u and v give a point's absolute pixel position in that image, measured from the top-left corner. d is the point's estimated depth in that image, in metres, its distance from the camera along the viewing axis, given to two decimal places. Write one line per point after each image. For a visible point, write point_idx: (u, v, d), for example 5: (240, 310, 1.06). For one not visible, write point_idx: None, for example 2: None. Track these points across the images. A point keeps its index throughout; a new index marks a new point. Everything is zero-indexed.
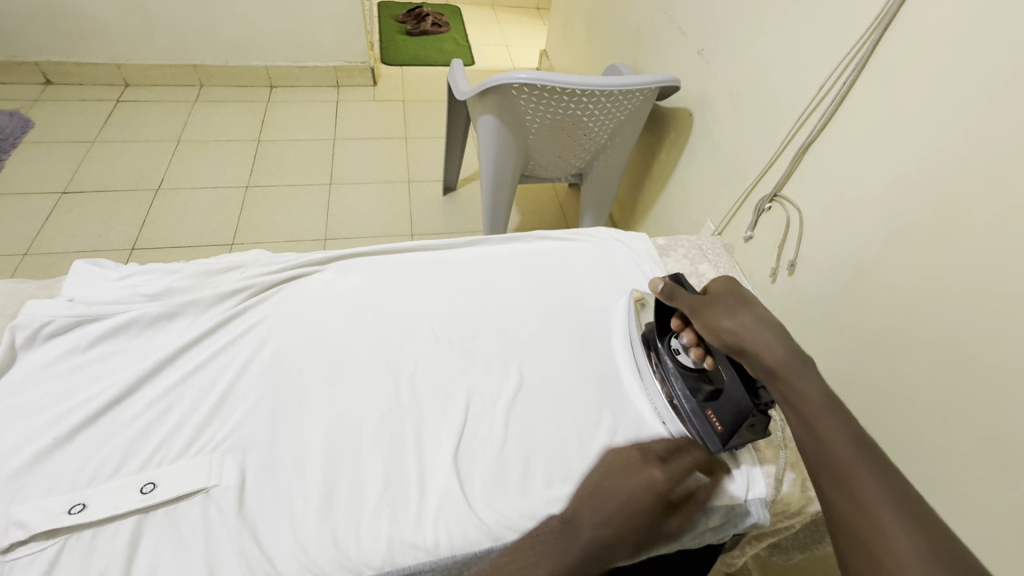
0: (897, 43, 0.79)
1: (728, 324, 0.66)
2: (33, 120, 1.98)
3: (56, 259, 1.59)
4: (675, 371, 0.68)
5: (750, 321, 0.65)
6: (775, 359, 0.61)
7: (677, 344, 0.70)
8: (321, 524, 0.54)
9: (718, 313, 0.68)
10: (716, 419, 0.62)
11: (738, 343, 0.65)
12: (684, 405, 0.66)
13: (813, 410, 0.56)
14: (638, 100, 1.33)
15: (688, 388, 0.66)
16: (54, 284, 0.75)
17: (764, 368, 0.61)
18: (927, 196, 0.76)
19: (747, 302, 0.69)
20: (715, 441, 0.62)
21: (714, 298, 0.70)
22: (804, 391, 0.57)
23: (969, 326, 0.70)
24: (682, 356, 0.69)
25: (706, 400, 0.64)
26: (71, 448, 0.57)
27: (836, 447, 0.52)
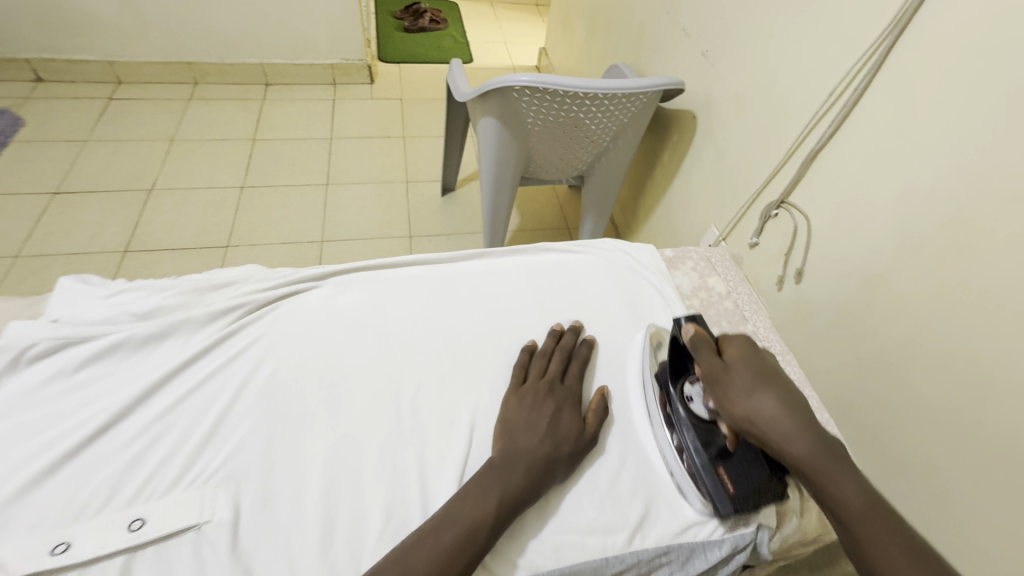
0: (912, 49, 0.76)
1: (738, 397, 0.59)
2: (24, 118, 1.94)
3: (47, 261, 1.55)
4: (690, 422, 0.63)
5: (764, 394, 0.58)
6: (786, 436, 0.55)
7: (692, 391, 0.65)
8: (320, 562, 0.51)
9: (732, 387, 0.60)
10: (728, 480, 0.59)
11: (750, 422, 0.58)
12: (693, 460, 0.61)
13: (855, 518, 0.49)
14: (641, 103, 1.30)
15: (701, 443, 0.62)
16: (39, 301, 0.72)
17: (771, 442, 0.56)
18: (941, 208, 0.73)
19: (771, 372, 0.61)
20: (725, 502, 0.59)
21: (731, 367, 0.62)
22: (840, 495, 0.51)
23: (984, 345, 0.68)
24: (696, 404, 0.64)
25: (718, 457, 0.61)
26: (54, 482, 0.54)
27: (851, 511, 0.50)
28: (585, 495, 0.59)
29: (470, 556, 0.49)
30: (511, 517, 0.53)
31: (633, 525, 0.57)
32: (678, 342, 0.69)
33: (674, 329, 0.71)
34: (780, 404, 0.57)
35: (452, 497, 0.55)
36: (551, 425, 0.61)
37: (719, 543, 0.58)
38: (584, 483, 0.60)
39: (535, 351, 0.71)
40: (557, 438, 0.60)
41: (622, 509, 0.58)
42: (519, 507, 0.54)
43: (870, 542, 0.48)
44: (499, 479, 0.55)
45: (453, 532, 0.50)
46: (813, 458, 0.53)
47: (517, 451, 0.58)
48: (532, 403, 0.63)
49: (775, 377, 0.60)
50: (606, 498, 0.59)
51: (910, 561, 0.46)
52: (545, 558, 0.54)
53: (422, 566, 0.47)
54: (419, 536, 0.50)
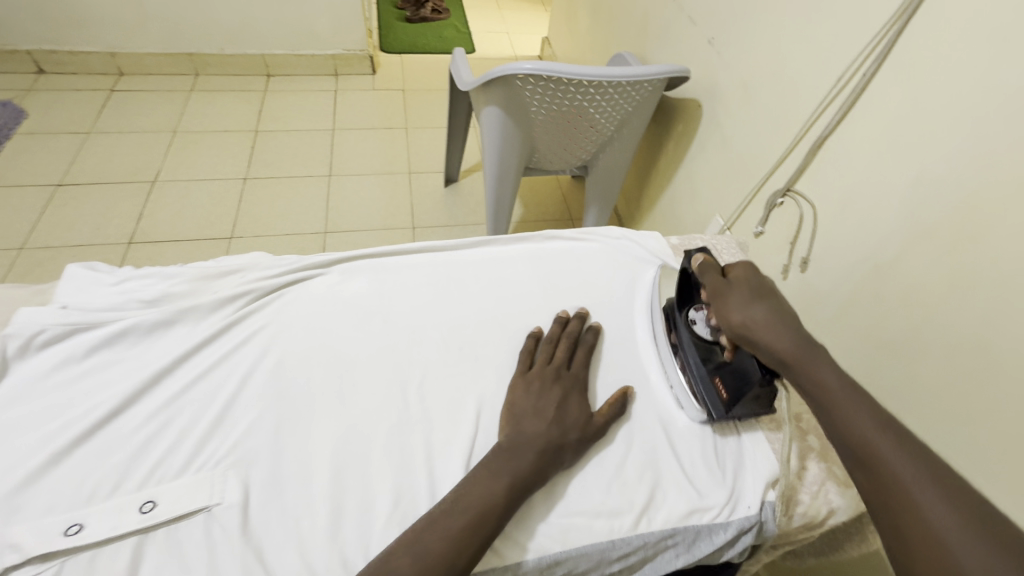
0: (922, 33, 0.75)
1: (735, 308, 0.60)
2: (26, 110, 1.94)
3: (53, 253, 1.56)
4: (688, 340, 0.69)
5: (763, 306, 0.59)
6: (781, 342, 0.56)
7: (696, 315, 0.70)
8: (330, 543, 0.51)
9: (732, 300, 0.61)
10: (722, 386, 0.64)
11: (748, 332, 0.58)
12: (692, 373, 0.68)
13: (835, 402, 0.50)
14: (646, 91, 1.29)
15: (699, 357, 0.67)
16: (46, 289, 0.73)
17: (770, 354, 0.56)
18: (951, 194, 0.73)
19: (772, 291, 0.62)
20: (717, 407, 0.64)
21: (733, 285, 0.63)
22: (821, 380, 0.52)
23: (992, 330, 0.67)
24: (699, 326, 0.69)
25: (716, 369, 0.66)
26: (67, 465, 0.54)
27: (865, 435, 0.47)
28: (592, 480, 0.60)
29: (481, 539, 0.49)
30: (521, 501, 0.54)
31: (640, 510, 0.58)
32: (687, 273, 0.71)
33: (685, 262, 0.73)
34: (778, 315, 0.58)
35: (461, 482, 0.55)
36: (558, 412, 0.61)
37: (725, 526, 0.59)
38: (591, 468, 0.60)
39: (541, 338, 0.71)
40: (564, 425, 0.60)
41: (629, 493, 0.59)
42: (528, 491, 0.54)
43: (884, 462, 0.45)
44: (510, 465, 0.55)
45: (464, 517, 0.50)
46: (828, 379, 0.52)
47: (523, 437, 0.58)
48: (539, 388, 0.63)
49: (776, 295, 0.61)
50: (613, 484, 0.59)
51: (930, 486, 0.43)
52: (553, 540, 0.55)
53: (435, 550, 0.48)
54: (431, 519, 0.50)
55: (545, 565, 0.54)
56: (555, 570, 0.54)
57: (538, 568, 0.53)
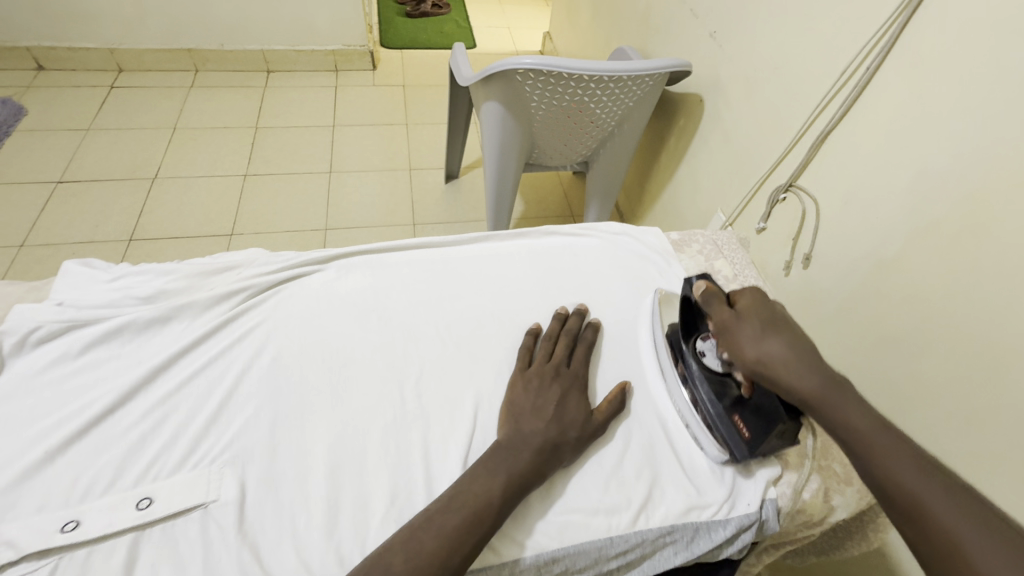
0: (926, 26, 0.74)
1: (748, 342, 0.58)
2: (26, 107, 1.93)
3: (54, 250, 1.56)
4: (700, 375, 0.63)
5: (777, 340, 0.57)
6: (801, 379, 0.54)
7: (704, 346, 0.65)
8: (326, 541, 0.51)
9: (743, 334, 0.59)
10: (744, 425, 0.59)
11: (765, 370, 0.56)
12: (707, 411, 0.62)
13: (865, 442, 0.49)
14: (647, 86, 1.27)
15: (713, 394, 0.62)
16: (43, 286, 0.72)
17: (791, 392, 0.54)
18: (956, 189, 0.72)
19: (783, 320, 0.59)
20: (741, 449, 0.59)
21: (742, 316, 0.60)
22: (847, 419, 0.50)
23: (996, 328, 0.67)
24: (709, 358, 0.64)
25: (734, 406, 0.60)
26: (62, 462, 0.54)
27: (903, 481, 0.46)
28: (590, 477, 0.59)
29: (477, 536, 0.49)
30: (518, 498, 0.53)
31: (638, 508, 0.57)
32: (689, 300, 0.68)
33: (685, 288, 0.70)
34: (795, 348, 0.56)
35: (459, 479, 0.55)
36: (556, 409, 0.61)
37: (724, 523, 0.58)
38: (589, 465, 0.60)
39: (540, 335, 0.70)
40: (563, 423, 0.59)
41: (626, 491, 0.58)
42: (524, 489, 0.54)
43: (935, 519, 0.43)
44: (506, 462, 0.54)
45: (460, 513, 0.50)
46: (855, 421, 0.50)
47: (521, 433, 0.58)
48: (538, 383, 0.63)
49: (788, 324, 0.59)
50: (611, 481, 0.59)
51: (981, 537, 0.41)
52: (550, 538, 0.54)
53: (430, 547, 0.47)
54: (428, 516, 0.50)
55: (542, 562, 0.53)
56: (552, 567, 0.54)
57: (536, 566, 0.53)
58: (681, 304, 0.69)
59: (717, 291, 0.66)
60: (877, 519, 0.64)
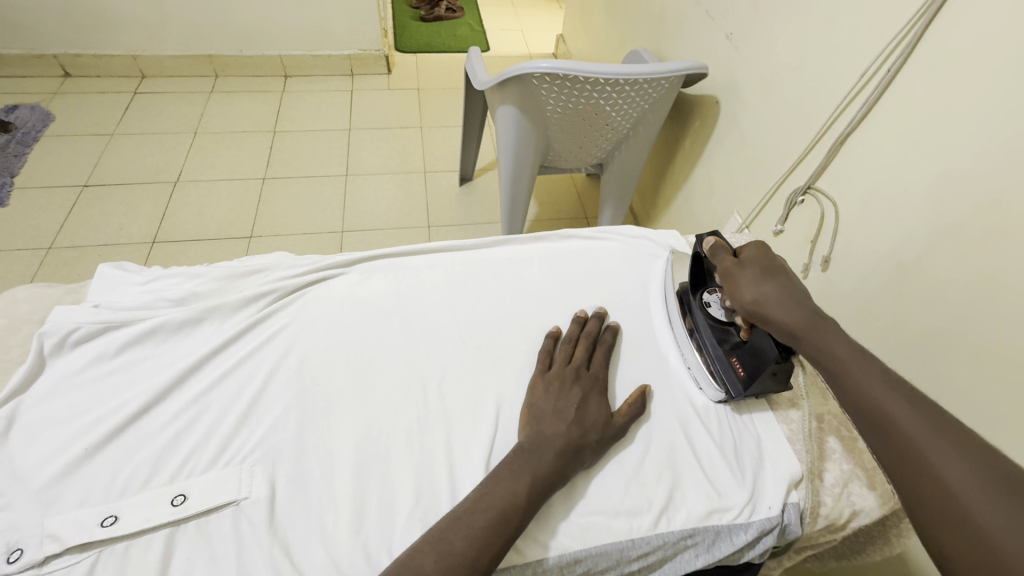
0: (948, 28, 0.74)
1: (747, 285, 0.62)
2: (53, 113, 1.99)
3: (80, 253, 1.60)
4: (703, 321, 0.70)
5: (774, 284, 0.60)
6: (791, 317, 0.57)
7: (711, 297, 0.71)
8: (353, 539, 0.53)
9: (743, 279, 0.63)
10: (739, 365, 0.65)
11: (760, 310, 0.60)
12: (709, 353, 0.69)
13: (845, 367, 0.52)
14: (663, 88, 1.28)
15: (716, 338, 0.68)
16: (78, 288, 0.75)
17: (781, 329, 0.59)
18: (979, 192, 0.71)
19: (784, 269, 0.62)
20: (735, 387, 0.65)
21: (743, 263, 0.64)
22: (830, 349, 0.54)
23: (1020, 331, 0.66)
24: (714, 309, 0.70)
25: (733, 348, 0.66)
26: (101, 459, 0.56)
27: (873, 396, 0.50)
28: (611, 479, 0.60)
29: (503, 538, 0.50)
30: (542, 500, 0.54)
31: (660, 510, 0.58)
32: (700, 255, 0.74)
33: (696, 246, 0.74)
34: (789, 290, 0.59)
35: (483, 481, 0.55)
36: (577, 411, 0.61)
37: (745, 527, 0.58)
38: (610, 467, 0.61)
39: (559, 338, 0.71)
40: (584, 425, 0.60)
41: (647, 493, 0.59)
42: (548, 491, 0.55)
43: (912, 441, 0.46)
44: (530, 464, 0.55)
45: (486, 515, 0.51)
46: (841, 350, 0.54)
47: (543, 436, 0.58)
48: (558, 392, 0.63)
49: (789, 274, 0.62)
50: (632, 484, 0.59)
51: (956, 456, 0.44)
52: (573, 539, 0.55)
53: (458, 547, 0.48)
54: (454, 517, 0.51)
55: (565, 563, 0.54)
56: (575, 568, 0.54)
57: (559, 566, 0.54)
58: (693, 261, 0.75)
59: (726, 244, 0.70)
60: (899, 524, 0.64)
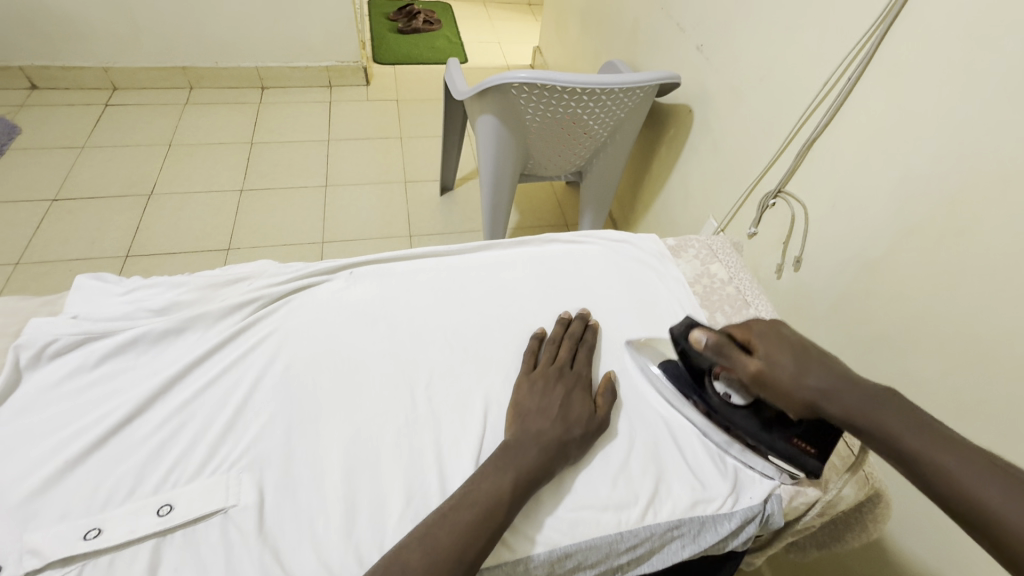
0: (905, 38, 0.78)
1: (788, 379, 0.56)
2: (20, 126, 1.94)
3: (50, 268, 1.56)
4: (732, 414, 0.62)
5: (813, 370, 0.55)
6: (844, 407, 0.52)
7: (722, 387, 0.63)
8: (344, 542, 0.52)
9: (778, 374, 0.57)
10: (806, 444, 0.58)
11: (813, 404, 0.55)
12: (762, 443, 0.61)
13: (916, 457, 0.47)
14: (638, 97, 1.31)
15: (760, 426, 0.60)
16: (55, 299, 0.74)
17: (840, 420, 0.53)
18: (937, 191, 0.76)
19: (807, 348, 0.58)
20: (812, 465, 0.59)
21: (766, 359, 0.58)
22: (897, 439, 0.49)
23: (982, 322, 0.70)
24: (733, 398, 0.62)
25: (786, 429, 0.59)
26: (82, 471, 0.55)
27: (957, 486, 0.44)
28: (597, 474, 0.61)
29: (489, 532, 0.51)
30: (529, 493, 0.55)
31: (646, 503, 0.59)
32: (688, 351, 0.65)
33: (679, 341, 0.66)
34: (833, 375, 0.54)
35: (471, 477, 0.56)
36: (561, 408, 0.62)
37: (729, 517, 0.60)
38: (597, 462, 0.62)
39: (544, 339, 0.72)
40: (567, 421, 0.61)
41: (633, 487, 0.60)
42: (536, 485, 0.56)
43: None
44: (516, 460, 0.56)
45: (472, 510, 0.51)
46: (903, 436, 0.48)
47: (529, 432, 0.59)
48: (544, 390, 0.65)
49: (817, 352, 0.57)
50: (617, 479, 0.61)
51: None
52: (561, 533, 0.56)
53: (445, 542, 0.49)
54: (441, 514, 0.51)
55: (555, 557, 0.55)
56: (565, 563, 0.55)
57: (549, 561, 0.54)
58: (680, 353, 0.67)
59: (721, 335, 0.63)
60: (875, 509, 0.66)
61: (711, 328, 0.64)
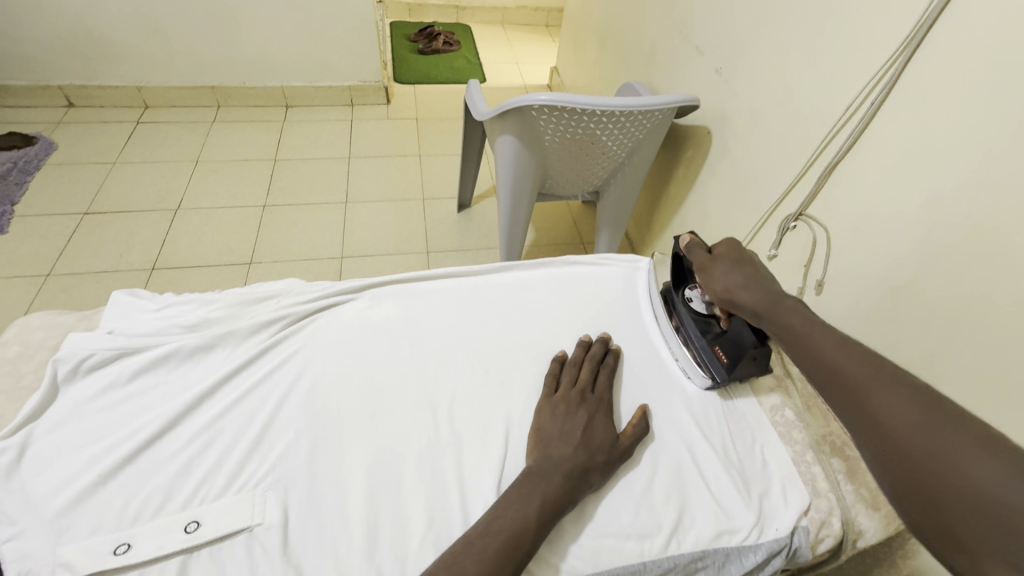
0: (927, 64, 0.79)
1: (719, 276, 0.71)
2: (56, 142, 2.02)
3: (78, 279, 1.60)
4: (686, 315, 0.77)
5: (741, 273, 0.69)
6: (754, 301, 0.66)
7: (691, 293, 0.80)
8: (367, 564, 0.53)
9: (715, 271, 0.72)
10: (722, 352, 0.72)
11: (731, 297, 0.69)
12: (694, 344, 0.75)
13: (796, 335, 0.60)
14: (656, 119, 1.32)
15: (699, 330, 0.75)
16: (92, 314, 0.76)
17: (750, 310, 0.67)
18: (964, 217, 0.75)
19: (751, 258, 0.71)
20: (720, 372, 0.71)
21: (715, 258, 0.73)
22: (786, 323, 0.62)
23: (1013, 351, 0.68)
24: (695, 302, 0.78)
25: (716, 338, 0.73)
26: (114, 485, 0.56)
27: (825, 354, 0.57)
28: (621, 501, 0.60)
29: (515, 562, 0.50)
30: (553, 520, 0.55)
31: (669, 532, 0.58)
32: (678, 254, 0.83)
33: (675, 244, 0.84)
34: (754, 279, 0.68)
35: (494, 503, 0.56)
36: (584, 433, 0.62)
37: (754, 549, 0.59)
38: (619, 489, 0.61)
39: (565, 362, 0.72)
40: (590, 447, 0.61)
41: (657, 515, 0.60)
42: (561, 511, 0.56)
43: (860, 389, 0.52)
44: (539, 486, 0.56)
45: (498, 538, 0.51)
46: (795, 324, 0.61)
47: (553, 455, 0.60)
48: (570, 412, 0.65)
49: (755, 262, 0.70)
50: (637, 507, 0.60)
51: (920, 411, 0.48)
52: (584, 562, 0.55)
53: (470, 570, 0.49)
54: (467, 542, 0.51)
55: None
56: None
57: None
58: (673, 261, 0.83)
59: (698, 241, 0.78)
60: (907, 545, 0.64)
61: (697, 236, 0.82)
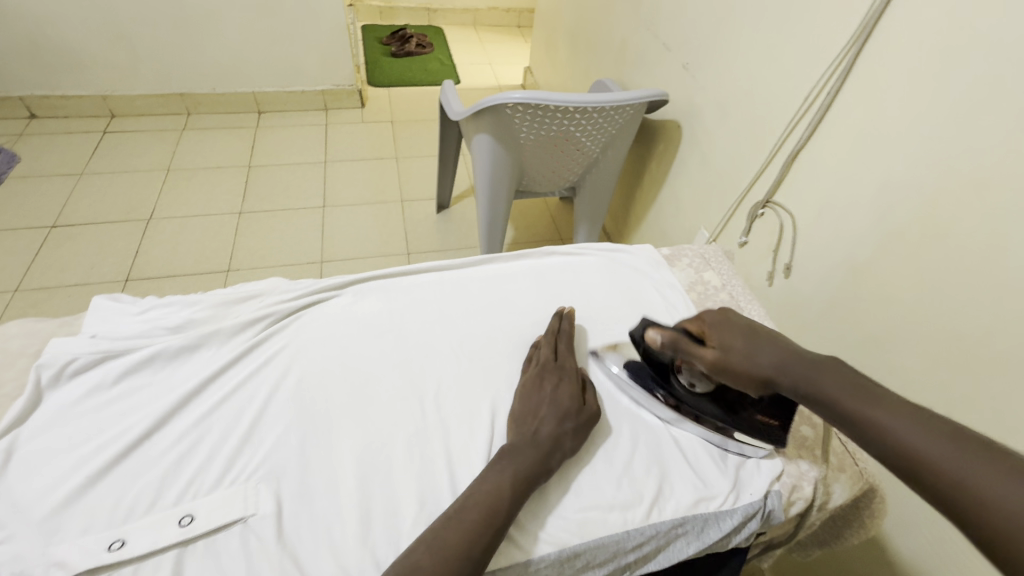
0: (877, 55, 0.83)
1: (744, 360, 0.63)
2: (20, 155, 1.97)
3: (49, 294, 1.57)
4: (697, 402, 0.67)
5: (762, 352, 0.62)
6: (793, 377, 0.59)
7: (687, 378, 0.68)
8: (361, 547, 0.54)
9: (736, 357, 0.63)
10: (771, 418, 0.66)
11: (767, 377, 0.61)
12: (731, 424, 0.67)
13: (833, 399, 0.54)
14: (627, 115, 1.36)
15: (728, 408, 0.66)
16: (72, 321, 0.76)
17: (790, 389, 0.59)
18: (915, 197, 0.80)
19: (754, 329, 0.65)
20: (780, 437, 0.66)
21: (723, 344, 0.65)
22: (816, 386, 0.56)
23: (964, 320, 0.73)
24: (699, 386, 0.68)
25: (751, 407, 0.66)
26: (104, 485, 0.57)
27: (864, 414, 0.51)
28: (603, 474, 0.63)
29: (494, 529, 0.53)
30: (528, 490, 0.57)
31: (651, 501, 0.61)
32: (650, 352, 0.71)
33: (638, 338, 0.72)
34: (777, 347, 0.62)
35: (478, 477, 0.58)
36: (553, 405, 0.65)
37: (730, 513, 0.62)
38: (601, 464, 0.64)
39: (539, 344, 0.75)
40: (559, 416, 0.64)
41: (638, 487, 0.62)
42: (536, 481, 0.58)
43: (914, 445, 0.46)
44: (513, 461, 0.58)
45: (477, 508, 0.54)
46: (832, 392, 0.55)
47: (527, 431, 0.62)
48: (539, 385, 0.68)
49: (761, 331, 0.65)
50: (619, 479, 0.63)
51: (983, 467, 0.42)
52: (571, 533, 0.58)
53: (454, 542, 0.51)
54: (449, 517, 0.53)
55: (565, 557, 0.57)
56: (574, 562, 0.57)
57: (558, 561, 0.56)
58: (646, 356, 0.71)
59: (678, 334, 0.68)
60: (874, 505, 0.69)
61: (664, 328, 0.70)
